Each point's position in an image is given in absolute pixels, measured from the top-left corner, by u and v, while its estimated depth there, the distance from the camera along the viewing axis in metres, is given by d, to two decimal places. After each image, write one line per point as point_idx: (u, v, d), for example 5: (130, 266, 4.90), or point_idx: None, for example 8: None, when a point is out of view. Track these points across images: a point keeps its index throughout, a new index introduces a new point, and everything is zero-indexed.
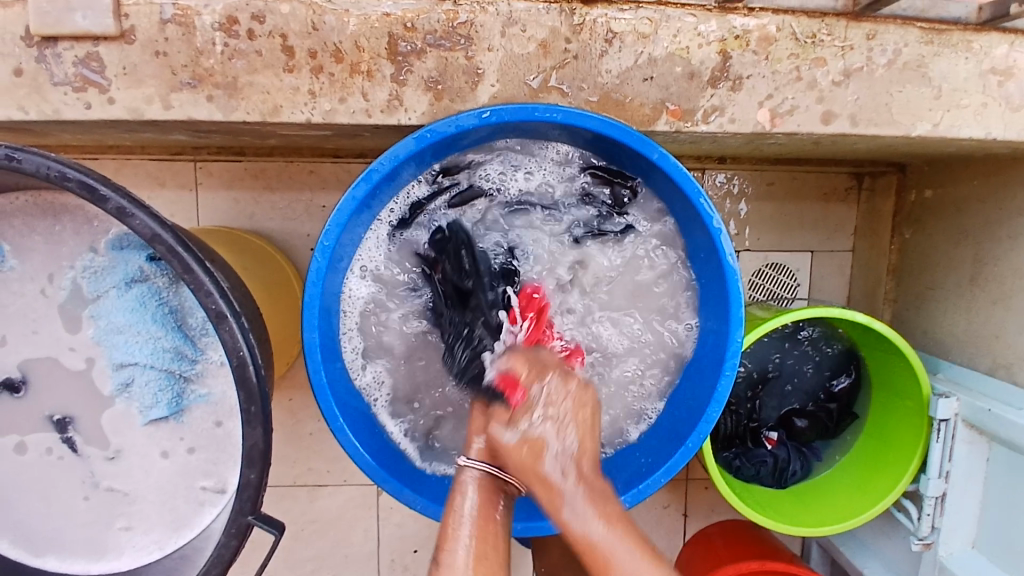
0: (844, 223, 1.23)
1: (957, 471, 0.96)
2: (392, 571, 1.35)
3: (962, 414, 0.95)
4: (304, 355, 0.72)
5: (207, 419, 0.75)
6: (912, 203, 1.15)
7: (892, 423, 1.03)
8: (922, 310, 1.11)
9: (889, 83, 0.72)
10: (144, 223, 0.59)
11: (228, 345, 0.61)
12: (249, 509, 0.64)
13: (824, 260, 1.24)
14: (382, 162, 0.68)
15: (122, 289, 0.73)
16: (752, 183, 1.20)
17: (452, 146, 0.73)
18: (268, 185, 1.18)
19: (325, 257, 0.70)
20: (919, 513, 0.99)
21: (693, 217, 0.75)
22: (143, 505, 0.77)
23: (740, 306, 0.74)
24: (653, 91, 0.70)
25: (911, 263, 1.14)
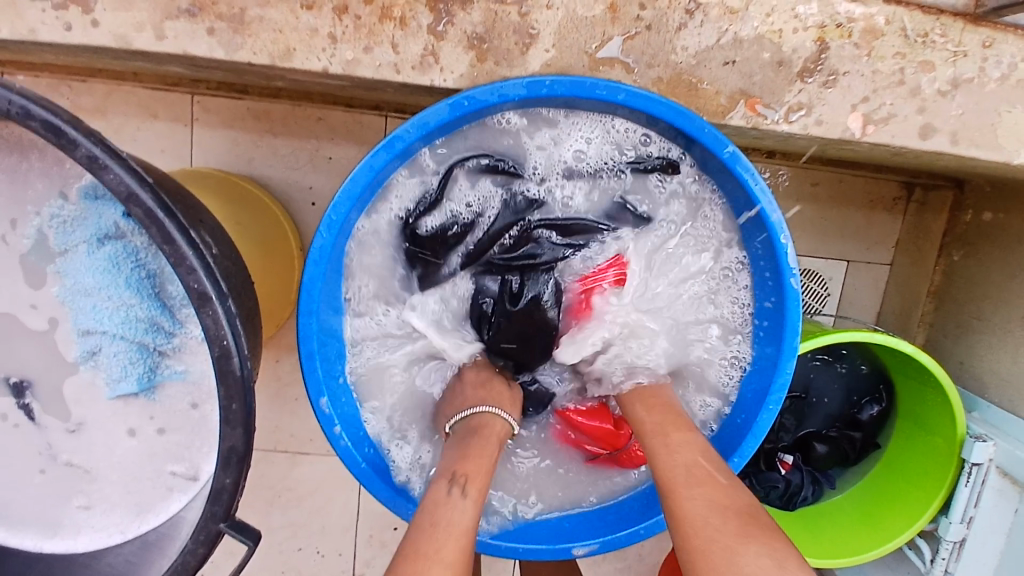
0: (887, 234, 1.13)
1: (981, 518, 0.90)
2: (369, 547, 1.28)
3: (996, 460, 0.88)
4: (297, 342, 0.62)
5: (182, 400, 0.66)
6: (966, 224, 1.06)
7: (917, 457, 0.96)
8: (962, 339, 1.03)
9: (1001, 100, 0.61)
10: (120, 179, 0.49)
11: (209, 331, 0.52)
12: (221, 517, 0.55)
13: (860, 271, 1.15)
14: (407, 129, 0.58)
15: (94, 245, 0.63)
16: (797, 181, 1.10)
17: (489, 116, 0.62)
18: (270, 129, 1.07)
19: (331, 231, 0.60)
20: (933, 555, 0.94)
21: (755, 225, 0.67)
22: (104, 485, 0.69)
23: (796, 332, 0.67)
24: (733, 78, 0.60)
25: (956, 288, 1.06)
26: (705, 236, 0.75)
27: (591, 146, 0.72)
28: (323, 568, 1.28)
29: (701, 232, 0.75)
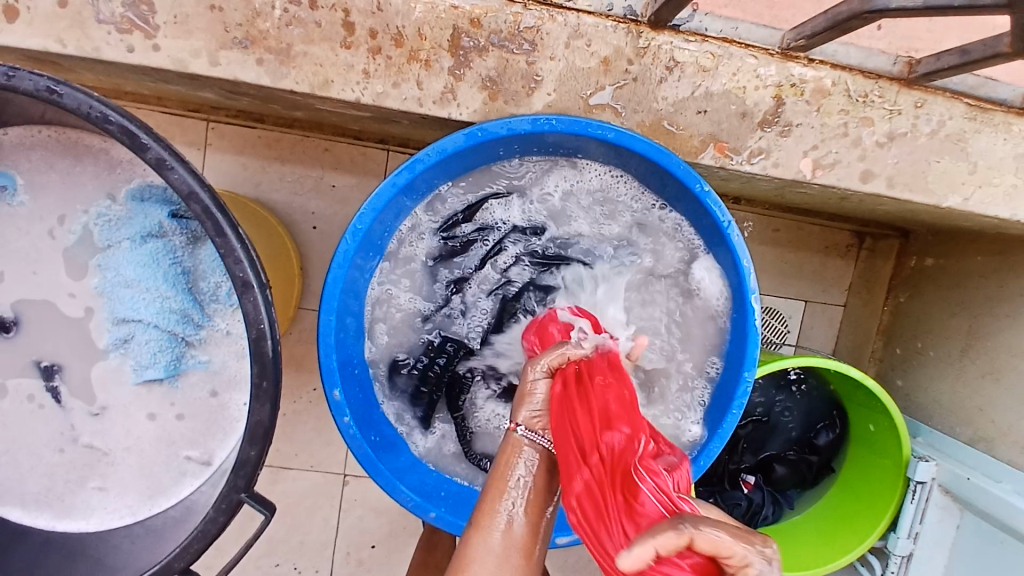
0: (841, 279, 1.25)
1: (925, 533, 0.98)
2: (346, 566, 1.29)
3: (938, 479, 0.97)
4: (316, 336, 0.69)
5: (203, 387, 0.72)
6: (911, 269, 1.18)
7: (867, 480, 1.05)
8: (908, 373, 1.13)
9: (930, 152, 0.73)
10: (182, 179, 0.57)
11: (249, 315, 0.59)
12: (243, 487, 0.61)
13: (817, 311, 1.25)
14: (428, 153, 0.66)
15: (137, 242, 0.70)
16: (759, 227, 1.22)
17: (496, 147, 0.72)
18: (279, 156, 1.15)
19: (354, 239, 0.68)
20: (883, 570, 1.02)
21: (723, 254, 0.75)
22: (121, 467, 0.73)
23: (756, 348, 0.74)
24: (704, 125, 0.71)
25: (902, 326, 1.17)
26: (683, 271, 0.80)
27: (589, 188, 0.80)
28: None
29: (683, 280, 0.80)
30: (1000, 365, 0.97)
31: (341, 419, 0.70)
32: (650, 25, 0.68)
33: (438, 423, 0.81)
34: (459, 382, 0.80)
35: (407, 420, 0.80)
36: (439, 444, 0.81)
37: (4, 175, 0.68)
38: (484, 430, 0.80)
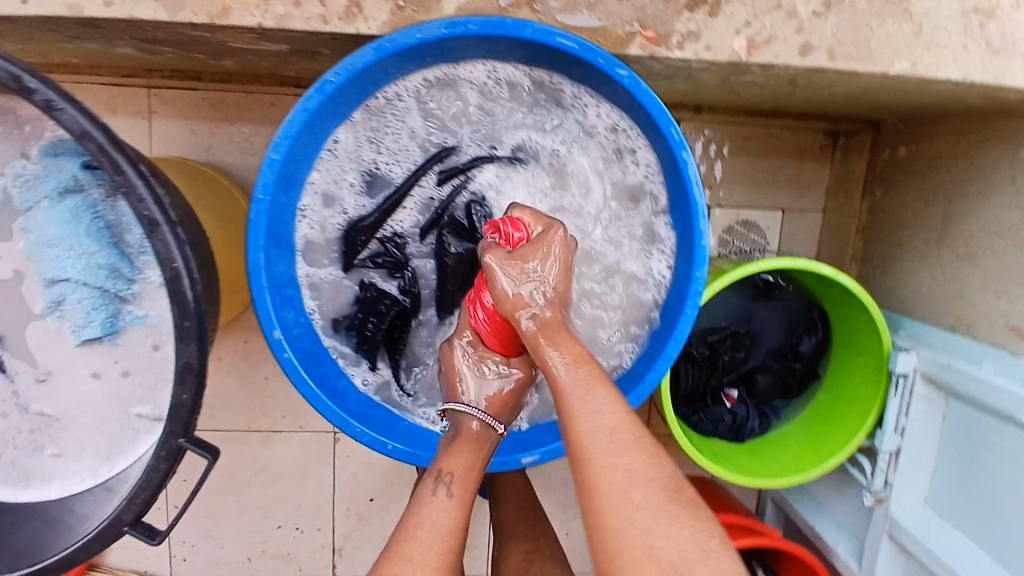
0: (819, 182, 1.21)
1: (912, 426, 0.96)
2: (347, 520, 1.30)
3: (919, 369, 0.94)
4: (247, 276, 0.66)
5: (144, 342, 0.71)
6: (884, 161, 1.13)
7: (852, 379, 1.03)
8: (889, 269, 1.10)
9: (870, 17, 0.69)
10: (73, 118, 0.54)
11: (160, 255, 0.57)
12: (181, 432, 0.60)
13: (796, 220, 1.22)
14: (335, 72, 0.63)
15: (55, 198, 0.68)
16: (728, 138, 1.18)
17: (409, 62, 0.68)
18: (226, 116, 1.12)
19: (273, 171, 0.65)
20: (873, 468, 1.00)
21: (657, 138, 0.71)
22: (73, 430, 0.73)
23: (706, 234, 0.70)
24: (627, 12, 0.67)
25: (881, 224, 1.13)
26: (619, 157, 0.76)
27: (509, 96, 0.74)
28: (302, 546, 1.30)
29: (621, 177, 0.76)
30: (976, 247, 0.93)
31: (281, 356, 0.68)
32: None
33: (380, 363, 0.76)
34: (391, 323, 0.76)
35: (354, 362, 0.76)
36: (384, 387, 0.76)
37: None
38: (419, 370, 0.77)
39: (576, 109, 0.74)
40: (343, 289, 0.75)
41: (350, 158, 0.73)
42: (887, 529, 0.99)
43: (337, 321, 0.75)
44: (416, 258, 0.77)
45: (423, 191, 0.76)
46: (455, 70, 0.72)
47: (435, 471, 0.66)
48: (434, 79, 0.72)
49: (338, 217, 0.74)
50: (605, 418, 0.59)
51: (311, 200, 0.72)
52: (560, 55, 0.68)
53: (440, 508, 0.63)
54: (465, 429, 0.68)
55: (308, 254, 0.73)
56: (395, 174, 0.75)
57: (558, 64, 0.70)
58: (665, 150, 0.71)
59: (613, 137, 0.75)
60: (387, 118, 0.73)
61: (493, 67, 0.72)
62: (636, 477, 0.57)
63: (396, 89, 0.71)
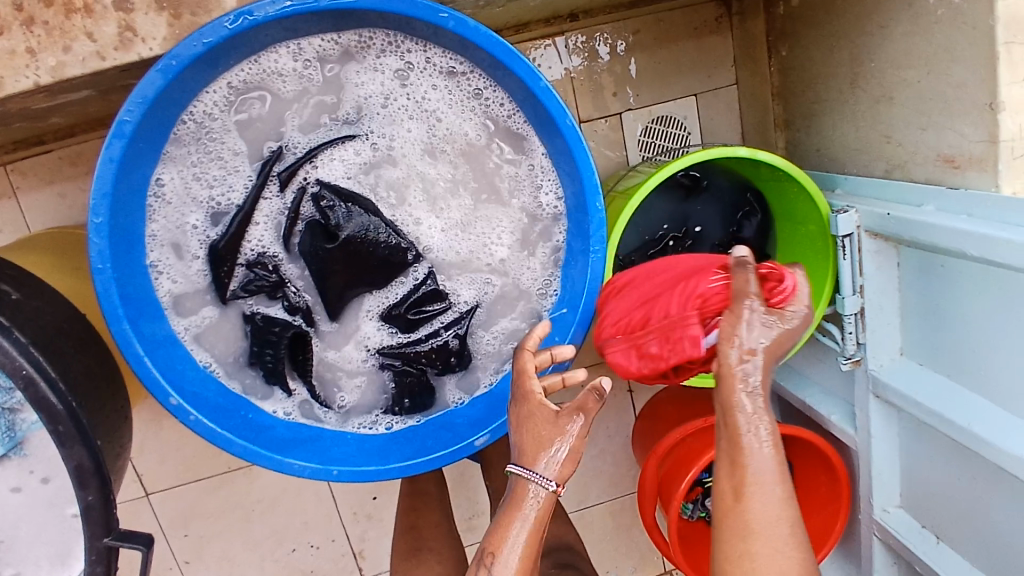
0: (724, 55, 1.15)
1: (871, 283, 0.93)
2: (358, 524, 1.27)
3: (863, 226, 0.91)
4: (121, 354, 0.61)
5: (51, 444, 0.67)
6: (783, 16, 1.04)
7: (804, 251, 0.99)
8: (814, 128, 1.05)
9: None
10: None
11: (5, 366, 0.53)
12: (102, 532, 0.57)
13: (711, 101, 1.16)
14: (130, 108, 0.56)
15: None
16: (619, 35, 1.10)
17: (212, 70, 0.61)
18: (91, 168, 1.04)
19: (104, 236, 0.58)
20: (843, 334, 0.98)
21: (497, 69, 0.64)
22: (18, 546, 0.71)
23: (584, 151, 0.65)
24: None
25: (794, 82, 1.06)
26: (469, 98, 0.68)
27: (329, 72, 0.66)
28: (322, 559, 1.28)
29: (483, 123, 0.69)
30: (891, 83, 0.87)
31: (190, 421, 0.63)
32: None
33: (293, 386, 0.71)
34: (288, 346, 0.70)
35: (267, 394, 0.70)
36: (306, 410, 0.71)
37: None
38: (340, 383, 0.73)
39: (404, 63, 0.66)
40: (228, 331, 0.69)
41: (182, 192, 0.66)
42: (872, 388, 0.98)
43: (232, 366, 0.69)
44: (293, 271, 0.69)
45: (271, 203, 0.67)
46: (256, 64, 0.64)
47: (481, 552, 0.63)
48: (238, 80, 0.64)
49: (195, 260, 0.67)
50: (773, 495, 0.57)
51: (156, 251, 0.65)
52: (356, 13, 0.61)
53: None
54: (522, 497, 0.62)
55: (179, 310, 0.67)
56: (236, 191, 0.66)
57: (365, 23, 0.63)
58: (510, 78, 0.64)
59: (454, 79, 0.67)
60: (204, 137, 0.65)
61: (297, 47, 0.64)
62: (766, 532, 0.57)
63: (202, 106, 0.64)
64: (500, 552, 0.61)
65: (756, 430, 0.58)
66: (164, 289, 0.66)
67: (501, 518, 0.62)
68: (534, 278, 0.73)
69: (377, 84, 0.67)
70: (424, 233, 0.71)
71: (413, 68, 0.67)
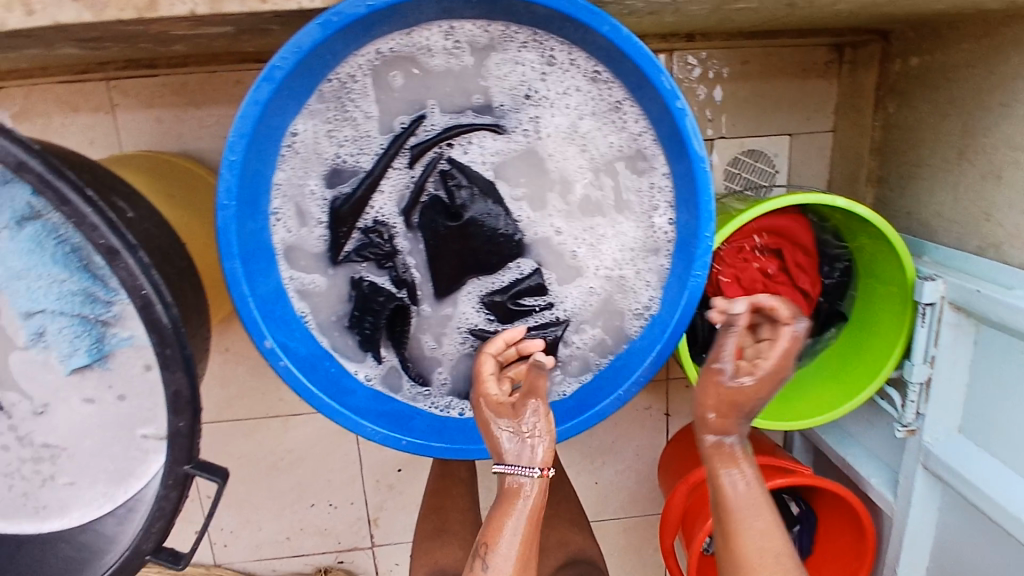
0: (824, 102, 1.13)
1: (942, 355, 0.92)
2: (378, 491, 1.31)
3: (947, 297, 0.90)
4: (226, 289, 0.63)
5: (135, 364, 0.68)
6: (897, 73, 1.04)
7: (878, 310, 0.98)
8: (908, 190, 1.03)
9: None
10: (3, 149, 0.50)
11: (127, 283, 0.54)
12: (185, 459, 0.59)
13: (804, 143, 1.15)
14: (283, 56, 0.57)
15: (14, 228, 0.63)
16: (726, 62, 1.10)
17: (362, 33, 0.62)
18: (191, 100, 1.05)
19: (233, 174, 0.60)
20: (903, 400, 0.97)
21: (638, 81, 0.64)
22: (81, 456, 0.73)
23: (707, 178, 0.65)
24: None
25: (896, 141, 1.05)
26: (603, 108, 0.69)
27: (473, 57, 0.68)
28: (338, 520, 1.32)
29: (609, 131, 0.70)
30: (999, 162, 0.87)
31: (279, 365, 0.65)
32: None
33: (385, 354, 0.74)
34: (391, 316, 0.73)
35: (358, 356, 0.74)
36: (389, 377, 0.74)
37: None
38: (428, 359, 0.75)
39: (547, 62, 0.68)
40: (332, 288, 0.73)
41: (315, 149, 0.68)
42: (921, 460, 0.97)
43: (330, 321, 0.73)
44: (406, 245, 0.73)
45: (399, 174, 0.71)
46: (407, 37, 0.66)
47: (476, 545, 0.62)
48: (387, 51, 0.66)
49: (317, 214, 0.70)
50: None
51: (283, 199, 0.69)
52: (513, 6, 0.62)
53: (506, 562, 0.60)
54: (512, 490, 0.63)
55: (291, 257, 0.70)
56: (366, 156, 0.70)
57: (519, 16, 0.64)
58: (649, 91, 0.64)
59: (592, 85, 0.68)
60: (345, 99, 0.67)
61: (450, 27, 0.66)
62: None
63: (348, 69, 0.66)
64: (500, 544, 0.61)
65: (733, 475, 0.70)
66: (281, 237, 0.69)
67: (498, 510, 0.63)
68: (629, 295, 0.74)
69: (516, 78, 0.69)
70: (531, 229, 0.73)
71: (555, 68, 0.68)
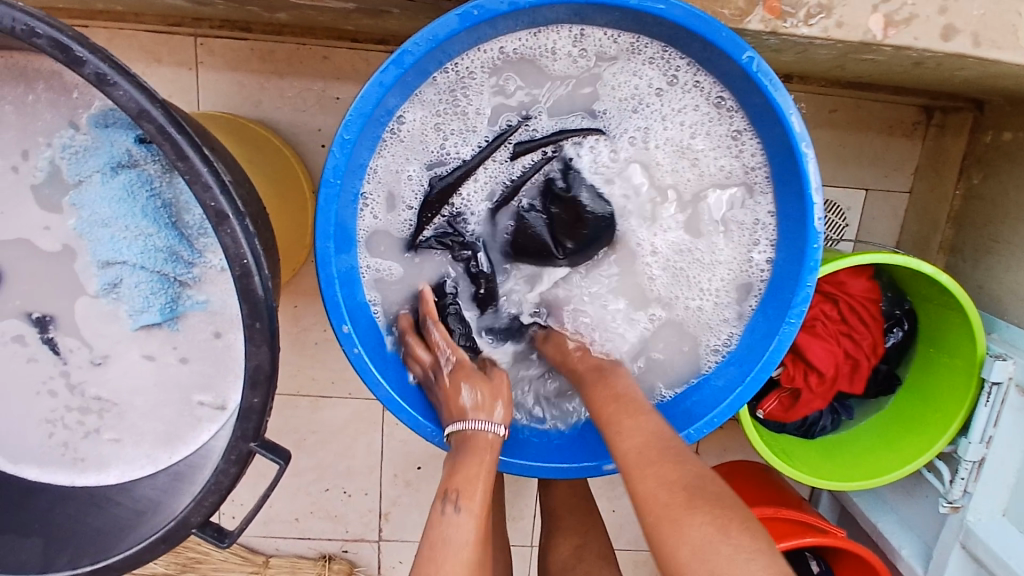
0: (905, 160, 1.11)
1: (1000, 437, 0.90)
2: (394, 486, 1.29)
3: (1015, 378, 0.87)
4: (314, 267, 0.62)
5: (205, 329, 0.67)
6: (986, 145, 1.02)
7: (936, 381, 0.97)
8: (981, 264, 1.01)
9: None
10: (128, 95, 0.48)
11: (229, 249, 0.52)
12: (252, 436, 0.57)
13: (879, 200, 1.13)
14: (417, 42, 0.56)
15: (108, 173, 0.62)
16: (812, 108, 1.07)
17: (494, 31, 0.61)
18: (276, 69, 1.05)
19: (343, 152, 0.59)
20: (952, 477, 0.95)
21: (765, 114, 0.63)
22: (134, 415, 0.71)
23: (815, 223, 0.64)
24: None
25: (975, 213, 1.03)
26: (717, 133, 0.68)
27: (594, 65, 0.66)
28: (351, 509, 1.31)
29: (719, 158, 0.69)
30: None
31: (353, 353, 0.64)
32: None
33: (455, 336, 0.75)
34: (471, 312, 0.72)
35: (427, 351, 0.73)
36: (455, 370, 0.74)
37: None
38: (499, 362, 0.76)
39: (670, 81, 0.67)
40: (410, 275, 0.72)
41: (418, 135, 0.66)
42: (960, 538, 0.95)
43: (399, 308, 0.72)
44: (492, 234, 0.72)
45: (492, 172, 0.69)
46: (534, 38, 0.64)
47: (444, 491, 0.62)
48: (511, 47, 0.64)
49: (406, 201, 0.68)
50: None
51: (377, 181, 0.67)
52: (654, 24, 0.60)
53: (460, 525, 0.60)
54: (474, 442, 0.65)
55: (375, 240, 0.69)
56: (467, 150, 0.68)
57: (655, 33, 0.62)
58: (775, 126, 0.63)
59: (711, 110, 0.68)
60: (459, 88, 0.66)
61: (580, 33, 0.64)
62: None
63: (468, 61, 0.64)
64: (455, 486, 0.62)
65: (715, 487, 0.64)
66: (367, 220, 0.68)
67: (465, 460, 0.64)
68: (708, 322, 0.74)
69: (634, 92, 0.67)
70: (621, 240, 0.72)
71: (675, 88, 0.67)
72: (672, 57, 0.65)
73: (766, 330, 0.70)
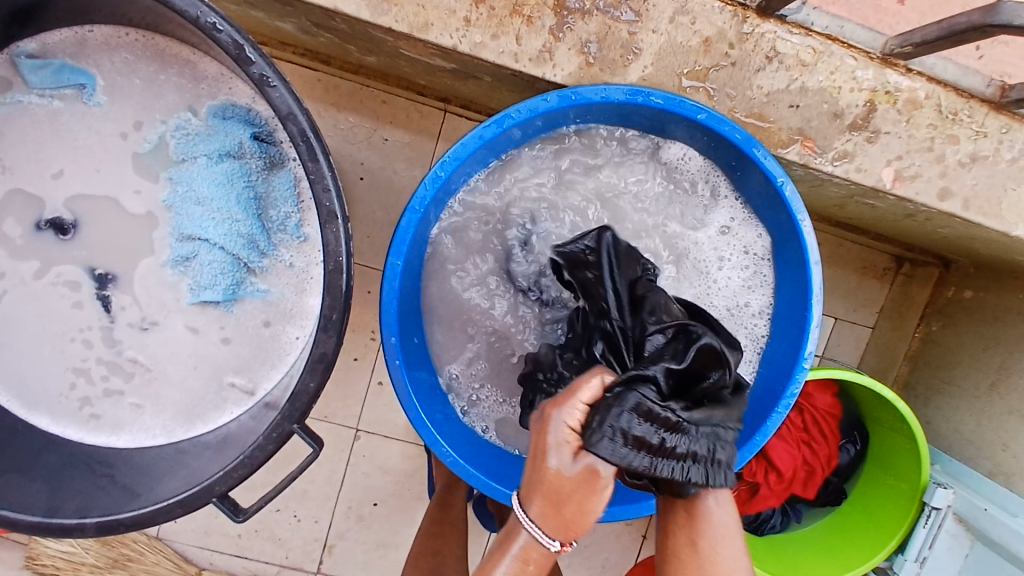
0: (873, 301, 1.23)
1: (933, 560, 0.99)
2: (345, 520, 1.27)
3: (954, 507, 0.96)
4: (380, 277, 0.69)
5: (257, 316, 0.72)
6: (947, 299, 1.17)
7: (880, 502, 1.07)
8: (931, 402, 1.13)
9: (1008, 178, 0.73)
10: (282, 98, 0.56)
11: (329, 245, 0.58)
12: (297, 418, 0.61)
13: (844, 330, 1.24)
14: (519, 110, 0.66)
15: (213, 159, 0.69)
16: None
17: (580, 113, 0.72)
18: (336, 102, 1.13)
19: (432, 186, 0.68)
20: None
21: (785, 225, 0.74)
22: (161, 385, 0.74)
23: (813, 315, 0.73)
24: (795, 119, 0.72)
25: (931, 356, 1.16)
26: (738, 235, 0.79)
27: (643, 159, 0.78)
28: (297, 534, 1.27)
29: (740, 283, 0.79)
30: None
31: (393, 363, 0.70)
32: (758, 11, 0.69)
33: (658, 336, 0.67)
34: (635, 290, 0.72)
35: (456, 369, 0.81)
36: (463, 382, 0.81)
37: (86, 75, 0.68)
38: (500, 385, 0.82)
39: (706, 181, 0.79)
40: (466, 312, 0.80)
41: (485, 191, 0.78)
42: None
43: (447, 328, 0.80)
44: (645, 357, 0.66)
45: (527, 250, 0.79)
46: (592, 131, 0.77)
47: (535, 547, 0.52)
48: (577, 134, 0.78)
49: (463, 259, 0.79)
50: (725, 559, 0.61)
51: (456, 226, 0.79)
52: (706, 133, 0.72)
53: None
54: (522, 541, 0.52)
55: (435, 277, 0.80)
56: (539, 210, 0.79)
57: (699, 143, 0.75)
58: (791, 236, 0.74)
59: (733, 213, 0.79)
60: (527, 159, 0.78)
61: (628, 134, 0.78)
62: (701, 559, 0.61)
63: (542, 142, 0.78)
64: None
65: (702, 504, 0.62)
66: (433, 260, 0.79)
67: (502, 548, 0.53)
68: None
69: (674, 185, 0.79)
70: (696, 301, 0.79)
71: (709, 189, 0.79)
72: (703, 160, 0.78)
73: (755, 413, 0.78)
